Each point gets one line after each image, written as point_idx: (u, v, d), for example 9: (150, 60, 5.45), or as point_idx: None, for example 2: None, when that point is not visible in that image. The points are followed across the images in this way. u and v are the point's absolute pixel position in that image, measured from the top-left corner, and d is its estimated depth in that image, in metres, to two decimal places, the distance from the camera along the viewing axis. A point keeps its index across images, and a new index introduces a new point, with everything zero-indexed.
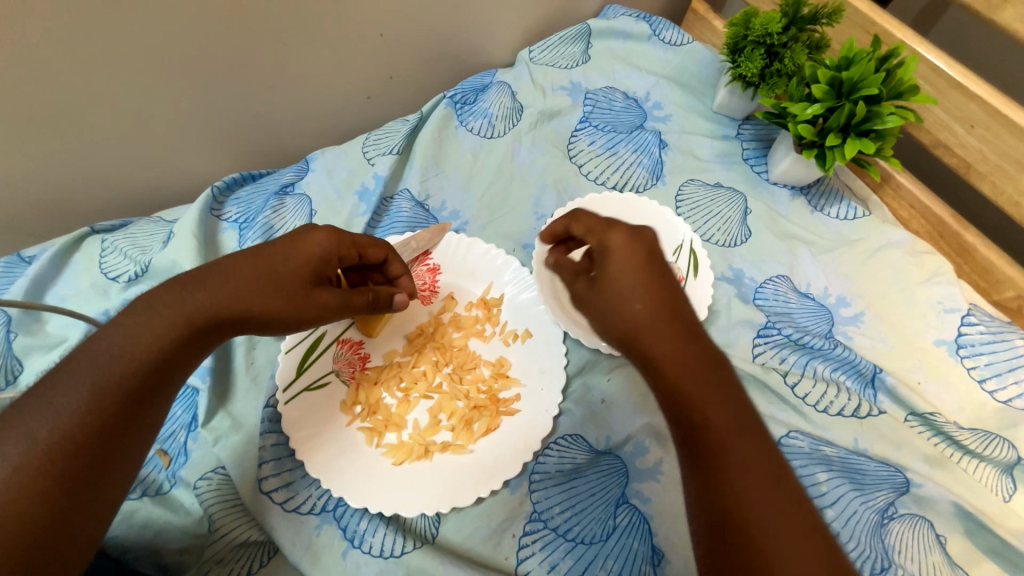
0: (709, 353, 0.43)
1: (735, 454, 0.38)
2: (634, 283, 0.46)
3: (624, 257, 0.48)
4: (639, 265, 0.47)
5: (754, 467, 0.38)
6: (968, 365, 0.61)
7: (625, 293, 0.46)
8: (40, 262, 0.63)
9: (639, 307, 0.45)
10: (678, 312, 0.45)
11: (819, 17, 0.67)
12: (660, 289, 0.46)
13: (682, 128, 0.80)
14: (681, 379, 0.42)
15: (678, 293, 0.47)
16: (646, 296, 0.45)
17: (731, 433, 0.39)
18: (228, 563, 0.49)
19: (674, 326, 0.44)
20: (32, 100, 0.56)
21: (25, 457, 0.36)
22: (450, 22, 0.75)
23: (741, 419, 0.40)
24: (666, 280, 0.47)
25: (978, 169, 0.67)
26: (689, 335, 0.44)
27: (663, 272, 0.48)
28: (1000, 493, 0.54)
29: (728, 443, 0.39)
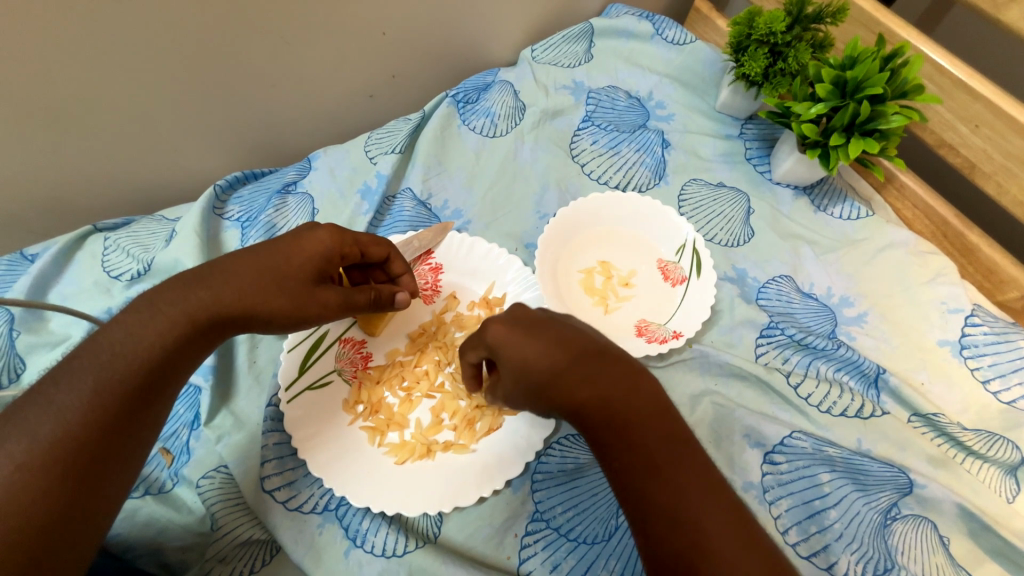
0: (627, 382, 0.42)
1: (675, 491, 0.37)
2: (524, 343, 0.44)
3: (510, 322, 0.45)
4: (526, 327, 0.45)
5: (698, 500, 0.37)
6: (972, 366, 0.61)
7: (523, 358, 0.43)
8: (42, 260, 0.63)
9: (540, 360, 0.43)
10: (582, 351, 0.43)
11: (823, 16, 0.67)
12: (553, 338, 0.44)
13: (685, 127, 0.79)
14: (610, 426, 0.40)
15: (571, 333, 0.45)
16: (544, 352, 0.43)
17: (662, 466, 0.38)
18: (230, 562, 0.49)
19: (582, 364, 0.42)
20: (35, 98, 0.56)
21: (27, 456, 0.36)
22: (453, 21, 0.75)
23: (675, 448, 0.39)
24: (550, 327, 0.45)
25: (983, 169, 0.67)
26: (597, 372, 0.42)
27: (547, 320, 0.46)
28: (1003, 494, 0.54)
29: (669, 478, 0.38)
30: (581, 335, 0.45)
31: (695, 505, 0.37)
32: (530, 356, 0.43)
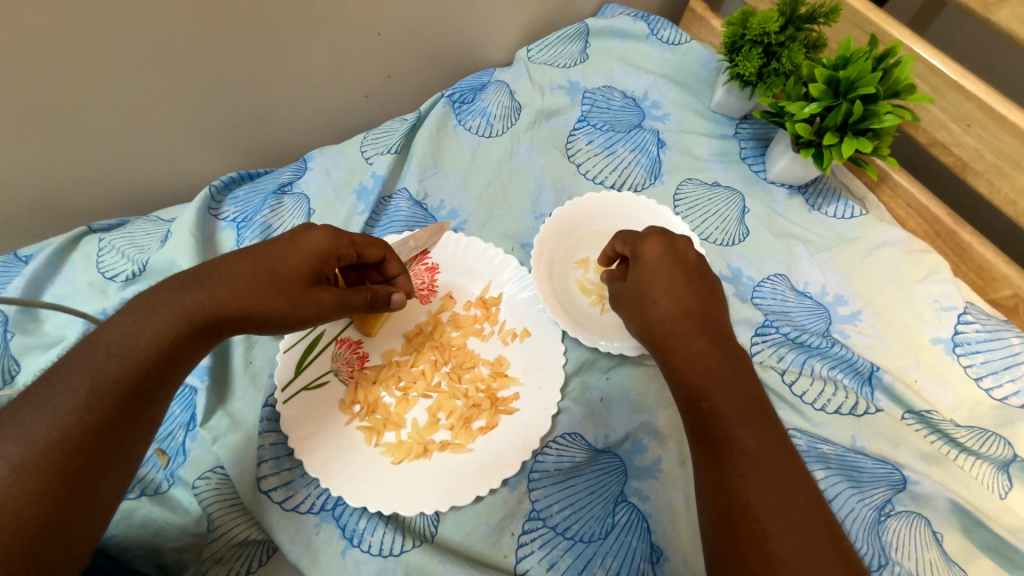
0: (724, 348, 0.49)
1: (745, 440, 0.43)
2: (659, 278, 0.54)
3: (656, 252, 0.55)
4: (666, 266, 0.54)
5: (768, 456, 0.42)
6: (964, 363, 0.62)
7: (655, 285, 0.53)
8: (37, 262, 0.63)
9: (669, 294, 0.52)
10: (705, 307, 0.52)
11: (817, 16, 0.67)
12: (680, 282, 0.53)
13: (680, 127, 0.80)
14: (704, 372, 0.48)
15: (703, 290, 0.54)
16: (673, 291, 0.52)
17: (739, 422, 0.44)
18: (227, 562, 0.49)
19: (699, 317, 0.51)
20: (30, 98, 0.56)
21: (23, 456, 0.36)
22: (448, 22, 0.75)
23: (755, 412, 0.45)
24: (688, 276, 0.54)
25: (975, 167, 0.67)
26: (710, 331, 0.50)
27: (696, 275, 0.55)
28: (997, 490, 0.54)
29: (742, 433, 0.44)
30: (711, 301, 0.53)
31: (756, 460, 0.42)
32: (661, 288, 0.53)
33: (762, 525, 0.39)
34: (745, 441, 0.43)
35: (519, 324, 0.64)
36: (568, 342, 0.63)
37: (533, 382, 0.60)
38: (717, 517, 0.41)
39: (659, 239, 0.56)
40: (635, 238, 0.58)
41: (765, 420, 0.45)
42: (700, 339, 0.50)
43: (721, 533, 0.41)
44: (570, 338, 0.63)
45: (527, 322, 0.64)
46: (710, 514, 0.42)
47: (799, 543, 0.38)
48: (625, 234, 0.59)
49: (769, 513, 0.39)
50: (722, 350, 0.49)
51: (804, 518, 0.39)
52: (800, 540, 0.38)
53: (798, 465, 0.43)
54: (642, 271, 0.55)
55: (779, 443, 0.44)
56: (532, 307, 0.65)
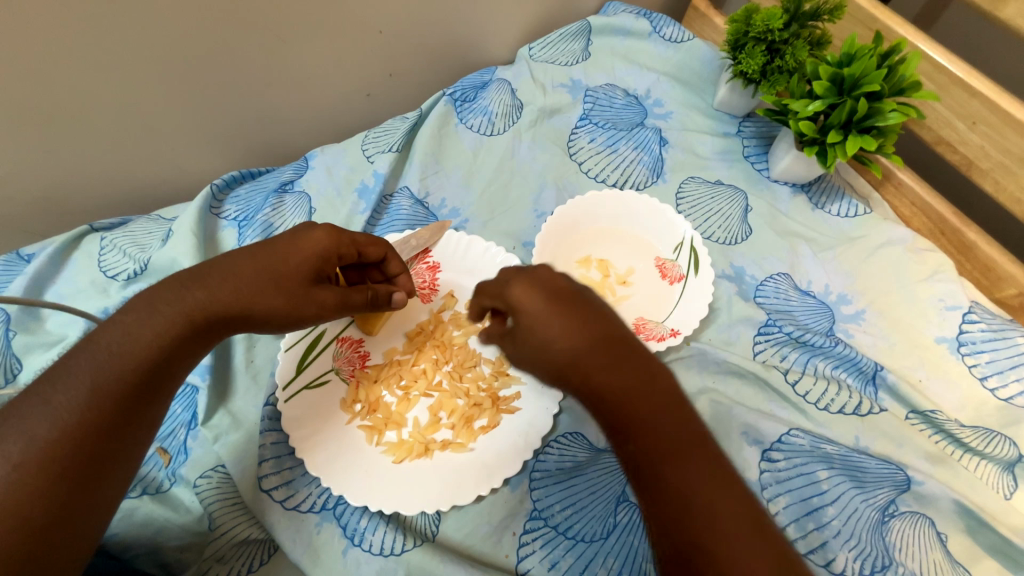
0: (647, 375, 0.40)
1: (687, 494, 0.35)
2: (546, 316, 0.43)
3: (524, 293, 0.44)
4: (541, 303, 0.44)
5: (723, 507, 0.34)
6: (969, 363, 0.61)
7: (537, 330, 0.43)
8: (38, 261, 0.63)
9: (563, 335, 0.42)
10: (603, 333, 0.42)
11: (821, 13, 0.67)
12: (562, 318, 0.43)
13: (682, 125, 0.79)
14: (625, 417, 0.39)
15: (587, 316, 0.43)
16: (569, 325, 0.42)
17: (687, 467, 0.36)
18: (228, 561, 0.49)
19: (603, 349, 0.41)
20: (32, 98, 0.56)
21: (24, 455, 0.36)
22: (450, 20, 0.75)
23: (692, 451, 0.37)
24: (565, 306, 0.43)
25: (980, 166, 0.67)
26: (616, 366, 0.40)
27: (580, 294, 0.45)
28: (1001, 491, 0.54)
29: (685, 484, 0.35)
30: (612, 322, 0.44)
31: (711, 515, 0.34)
32: (552, 328, 0.42)
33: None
34: (691, 500, 0.35)
35: None
36: None
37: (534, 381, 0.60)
38: None
39: (527, 272, 0.46)
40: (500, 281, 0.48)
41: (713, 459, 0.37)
42: (609, 379, 0.40)
43: None
44: None
45: None
46: None
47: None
48: (489, 286, 0.49)
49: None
50: (638, 383, 0.39)
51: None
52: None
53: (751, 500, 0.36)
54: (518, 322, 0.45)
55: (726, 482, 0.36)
56: None
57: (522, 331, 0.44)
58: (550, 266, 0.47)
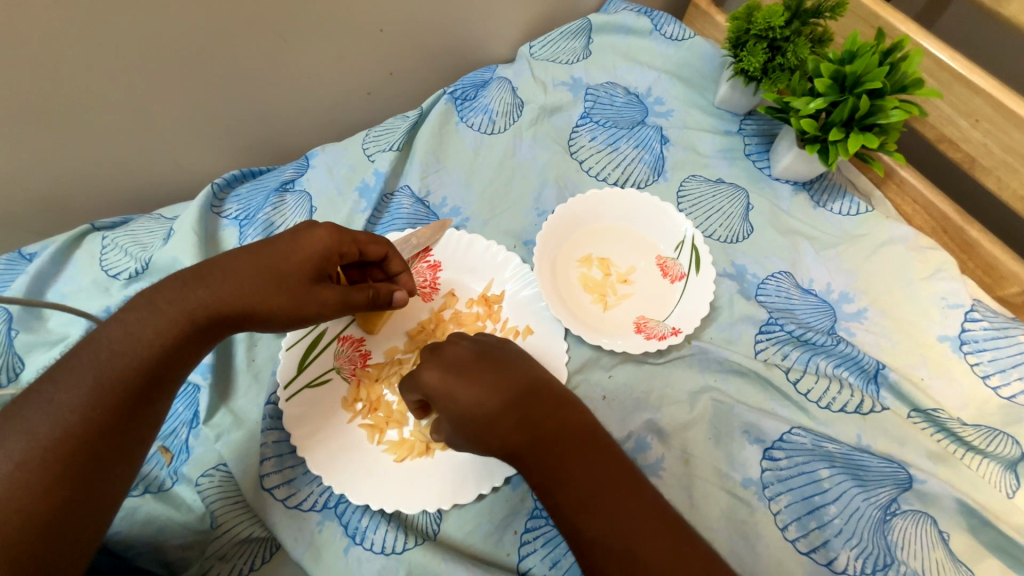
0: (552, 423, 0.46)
1: (592, 530, 0.41)
2: (460, 391, 0.47)
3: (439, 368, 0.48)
4: (452, 375, 0.48)
5: (625, 533, 0.41)
6: (971, 361, 0.61)
7: (450, 398, 0.47)
8: (40, 260, 0.63)
9: (476, 400, 0.46)
10: (512, 393, 0.47)
11: (823, 10, 0.67)
12: (472, 386, 0.47)
13: (683, 123, 0.79)
14: (538, 468, 0.44)
15: (497, 379, 0.48)
16: (483, 389, 0.47)
17: (594, 501, 0.42)
18: (230, 559, 0.49)
19: (513, 410, 0.46)
20: (33, 97, 0.56)
21: (26, 453, 0.37)
22: (450, 18, 0.75)
23: (599, 486, 0.43)
24: (474, 372, 0.48)
25: (983, 163, 0.66)
26: (525, 424, 0.46)
27: (494, 355, 0.51)
28: (1004, 489, 0.54)
29: (592, 521, 0.42)
30: (518, 376, 0.49)
31: (614, 543, 0.41)
32: (467, 394, 0.46)
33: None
34: (597, 533, 0.41)
35: (521, 322, 0.64)
36: (570, 340, 0.63)
37: None
38: None
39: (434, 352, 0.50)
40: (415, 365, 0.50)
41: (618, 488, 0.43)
42: (520, 436, 0.45)
43: None
44: (573, 336, 0.63)
45: (529, 319, 0.64)
46: None
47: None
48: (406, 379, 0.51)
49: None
50: (548, 435, 0.45)
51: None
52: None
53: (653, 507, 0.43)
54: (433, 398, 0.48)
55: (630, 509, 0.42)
56: (535, 305, 0.65)
57: (440, 407, 0.48)
58: (457, 341, 0.51)
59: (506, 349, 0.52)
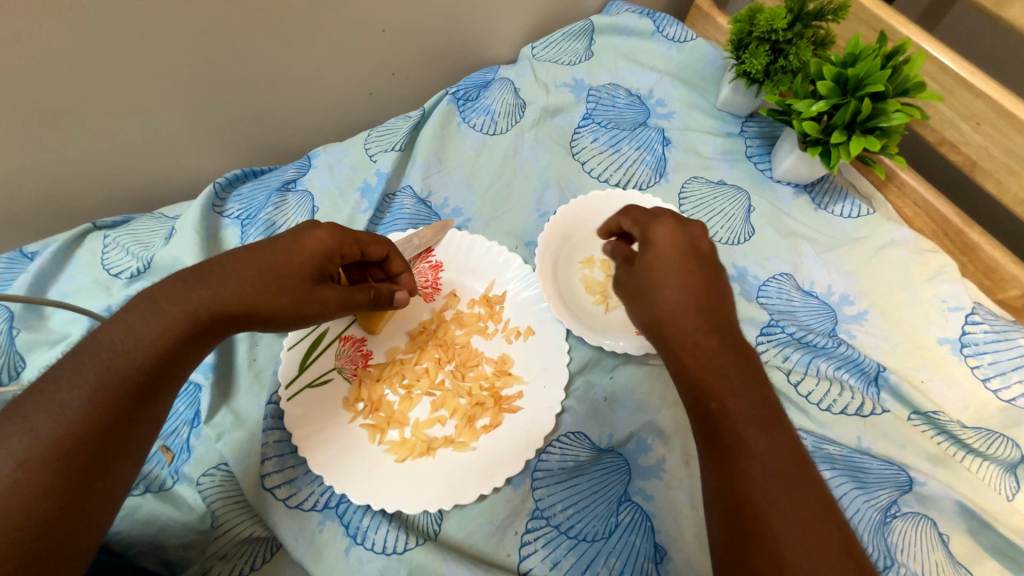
0: (732, 343, 0.47)
1: (747, 440, 0.42)
2: (670, 267, 0.51)
3: (670, 240, 0.52)
4: (681, 257, 0.51)
5: (781, 463, 0.41)
6: (972, 364, 0.61)
7: (663, 276, 0.50)
8: (41, 258, 0.63)
9: (675, 283, 0.50)
10: (715, 299, 0.50)
11: (825, 13, 0.67)
12: (700, 278, 0.50)
13: (685, 125, 0.79)
14: (704, 371, 0.46)
15: (724, 289, 0.51)
16: (688, 284, 0.50)
17: (745, 419, 0.43)
18: (231, 559, 0.49)
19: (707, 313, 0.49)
20: (35, 98, 0.56)
21: (28, 452, 0.36)
22: (452, 20, 0.75)
23: (759, 406, 0.43)
24: (710, 272, 0.51)
25: (984, 166, 0.67)
26: (718, 332, 0.48)
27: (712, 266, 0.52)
28: (1004, 492, 0.54)
29: (750, 428, 0.42)
30: (723, 296, 0.50)
31: (766, 463, 0.40)
32: (673, 280, 0.50)
33: (773, 533, 0.38)
34: (754, 441, 0.42)
35: (522, 323, 0.64)
36: (571, 341, 0.63)
37: (536, 380, 0.60)
38: (726, 521, 0.40)
39: (673, 225, 0.53)
40: (648, 220, 0.55)
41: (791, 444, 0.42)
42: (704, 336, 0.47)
43: (729, 529, 0.40)
44: (574, 336, 0.63)
45: (531, 320, 0.64)
46: (716, 513, 0.41)
47: (813, 549, 0.37)
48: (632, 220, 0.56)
49: (778, 519, 0.38)
50: (733, 351, 0.47)
51: (816, 521, 0.38)
52: (812, 550, 0.37)
53: (805, 461, 0.41)
54: (652, 259, 0.52)
55: (793, 455, 0.41)
56: (536, 306, 0.65)
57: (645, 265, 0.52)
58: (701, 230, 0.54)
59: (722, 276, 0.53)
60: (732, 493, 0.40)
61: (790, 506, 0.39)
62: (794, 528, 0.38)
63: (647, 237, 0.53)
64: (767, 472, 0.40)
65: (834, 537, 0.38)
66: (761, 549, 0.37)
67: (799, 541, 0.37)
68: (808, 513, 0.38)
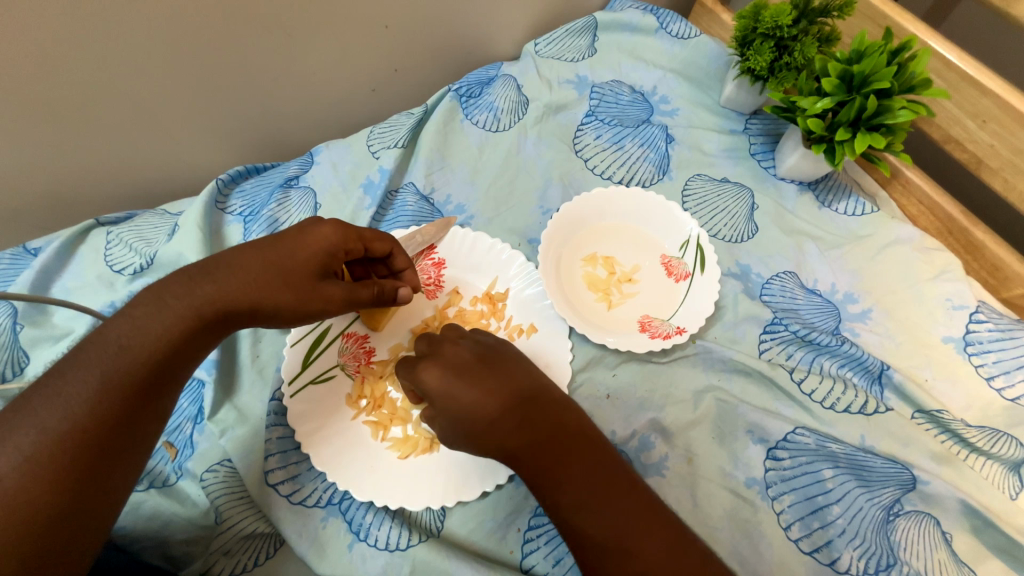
0: (542, 427, 0.46)
1: (589, 525, 0.42)
2: (459, 392, 0.48)
3: (436, 371, 0.49)
4: (458, 364, 0.50)
5: (631, 528, 0.42)
6: (976, 363, 0.61)
7: (459, 406, 0.47)
8: (45, 254, 0.63)
9: (471, 406, 0.47)
10: (510, 391, 0.48)
11: (831, 9, 0.67)
12: (488, 376, 0.49)
13: (689, 122, 0.79)
14: (540, 469, 0.45)
15: (506, 376, 0.49)
16: (483, 390, 0.48)
17: (583, 507, 0.43)
18: (235, 554, 0.49)
19: (511, 410, 0.47)
20: (40, 94, 0.56)
21: (35, 447, 0.37)
22: (456, 16, 0.75)
23: (591, 483, 0.44)
24: (486, 371, 0.49)
25: (989, 164, 0.66)
26: (522, 427, 0.46)
27: (494, 357, 0.52)
28: (1007, 491, 0.54)
29: (589, 518, 0.42)
30: (511, 382, 0.49)
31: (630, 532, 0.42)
32: (467, 391, 0.47)
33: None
34: (595, 529, 0.42)
35: (526, 320, 0.64)
36: (574, 339, 0.63)
37: None
38: None
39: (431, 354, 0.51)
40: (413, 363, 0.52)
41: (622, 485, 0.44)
42: (519, 439, 0.46)
43: None
44: (578, 334, 0.63)
45: (534, 318, 0.64)
46: None
47: None
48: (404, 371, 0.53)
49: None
50: (541, 435, 0.46)
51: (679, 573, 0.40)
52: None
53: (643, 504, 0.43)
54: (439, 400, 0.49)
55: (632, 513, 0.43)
56: (539, 304, 0.65)
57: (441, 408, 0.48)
58: (452, 341, 0.53)
59: (505, 352, 0.54)
60: None
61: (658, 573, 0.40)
62: None
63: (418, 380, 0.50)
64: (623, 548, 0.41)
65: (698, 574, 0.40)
66: None
67: None
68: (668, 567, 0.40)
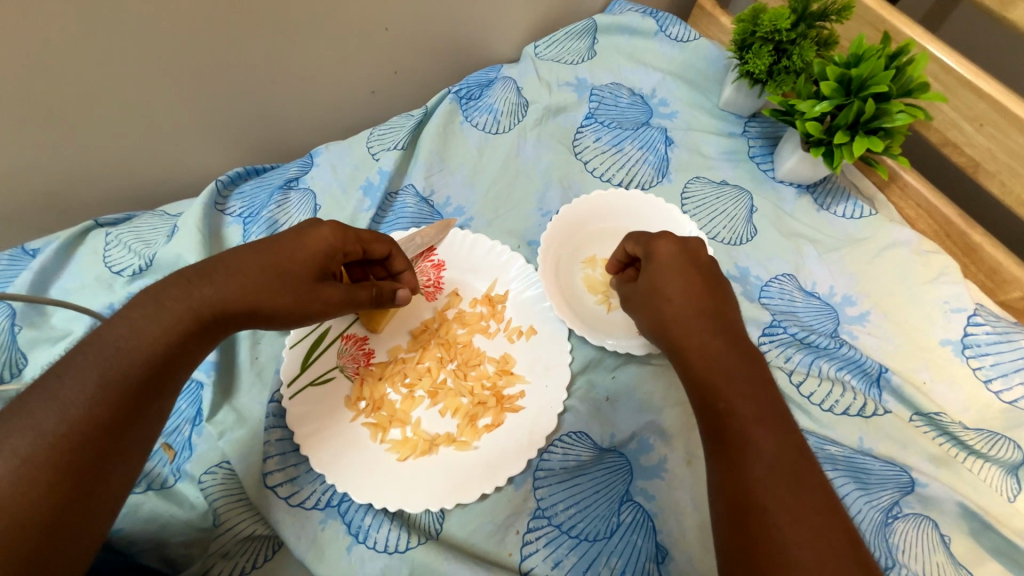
0: (743, 347, 0.49)
1: (760, 440, 0.42)
2: (676, 279, 0.54)
3: (670, 253, 0.55)
4: (684, 267, 0.55)
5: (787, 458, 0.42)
6: (974, 365, 0.61)
7: (669, 284, 0.54)
8: (44, 255, 0.63)
9: (683, 292, 0.53)
10: (719, 307, 0.53)
11: (829, 13, 0.67)
12: (700, 287, 0.53)
13: (688, 125, 0.79)
14: (721, 374, 0.47)
15: (724, 297, 0.54)
16: (687, 290, 0.53)
17: (755, 423, 0.44)
18: (233, 557, 0.49)
19: (709, 315, 0.52)
20: (39, 95, 0.56)
21: (32, 449, 0.36)
22: (456, 18, 0.75)
23: (770, 414, 0.44)
24: (710, 283, 0.54)
25: (987, 167, 0.67)
26: (719, 331, 0.50)
27: (712, 276, 0.55)
28: (1005, 493, 0.54)
29: (756, 433, 0.43)
30: (727, 306, 0.53)
31: (771, 462, 0.41)
32: (677, 283, 0.53)
33: (778, 531, 0.38)
34: (764, 444, 0.42)
35: (525, 322, 0.64)
36: (573, 341, 0.63)
37: (539, 379, 0.60)
38: (729, 517, 0.40)
39: (672, 239, 0.57)
40: (649, 238, 0.58)
41: (779, 417, 0.44)
42: (712, 338, 0.50)
43: (732, 518, 0.40)
44: (577, 336, 0.63)
45: (533, 319, 0.64)
46: (720, 503, 0.42)
47: (819, 547, 0.37)
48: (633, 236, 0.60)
49: (784, 518, 0.38)
50: (736, 350, 0.49)
51: (821, 520, 0.39)
52: (818, 546, 0.37)
53: (813, 467, 0.42)
54: (654, 270, 0.55)
55: (796, 456, 0.42)
56: (538, 306, 0.65)
57: (648, 274, 0.56)
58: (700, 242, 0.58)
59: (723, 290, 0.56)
60: (739, 491, 0.41)
61: (800, 505, 0.39)
62: (797, 519, 0.38)
63: (649, 252, 0.57)
64: (773, 471, 0.41)
65: (837, 538, 0.38)
66: (766, 553, 0.37)
67: (798, 532, 0.38)
68: (811, 511, 0.39)
